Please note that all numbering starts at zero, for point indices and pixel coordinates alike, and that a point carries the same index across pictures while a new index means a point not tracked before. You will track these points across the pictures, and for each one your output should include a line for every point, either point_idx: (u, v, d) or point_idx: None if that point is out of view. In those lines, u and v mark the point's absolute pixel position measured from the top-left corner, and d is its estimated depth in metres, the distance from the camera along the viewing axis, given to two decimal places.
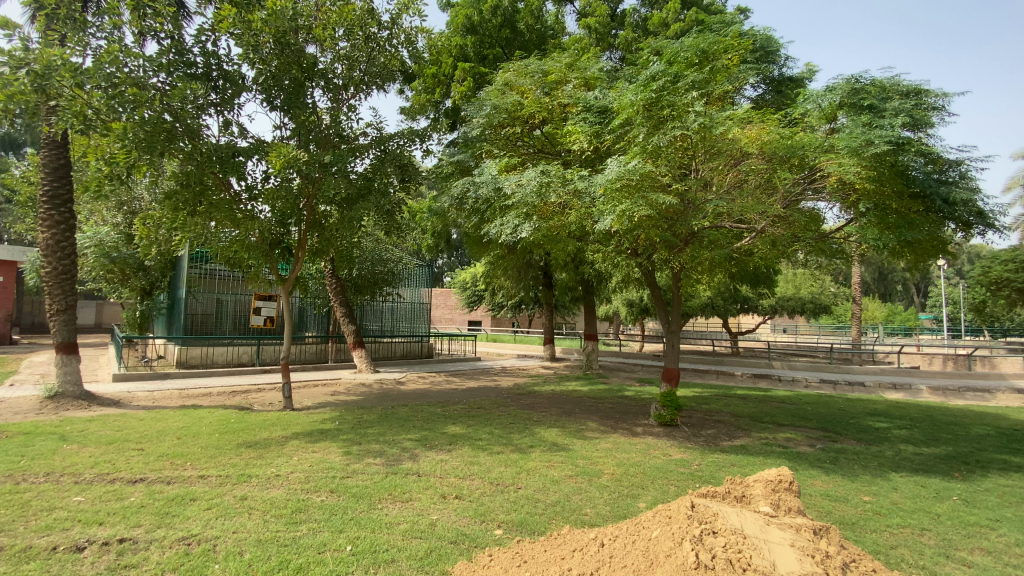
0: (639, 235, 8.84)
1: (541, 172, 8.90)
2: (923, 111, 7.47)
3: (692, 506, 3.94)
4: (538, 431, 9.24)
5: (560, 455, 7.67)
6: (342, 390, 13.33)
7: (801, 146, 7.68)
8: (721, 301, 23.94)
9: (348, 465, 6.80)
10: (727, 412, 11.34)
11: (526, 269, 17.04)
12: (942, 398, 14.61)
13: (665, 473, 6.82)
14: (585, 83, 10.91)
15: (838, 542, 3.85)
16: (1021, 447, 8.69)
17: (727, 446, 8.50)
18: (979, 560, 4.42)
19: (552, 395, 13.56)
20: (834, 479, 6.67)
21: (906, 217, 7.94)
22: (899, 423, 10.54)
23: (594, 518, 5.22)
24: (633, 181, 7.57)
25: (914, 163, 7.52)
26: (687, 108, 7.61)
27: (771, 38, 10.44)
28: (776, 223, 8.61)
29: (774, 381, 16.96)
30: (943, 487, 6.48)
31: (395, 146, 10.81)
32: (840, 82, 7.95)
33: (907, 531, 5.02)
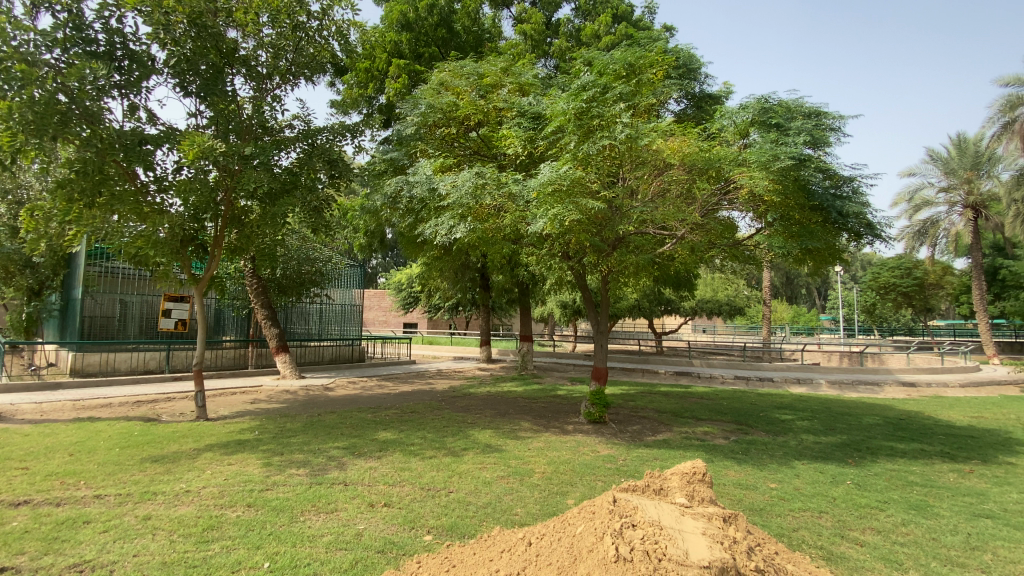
0: (570, 240, 9.12)
1: (476, 173, 8.88)
2: (822, 131, 8.25)
3: (614, 500, 4.09)
4: (471, 433, 9.20)
5: (494, 456, 7.69)
6: (264, 397, 12.57)
7: (718, 159, 8.21)
8: (647, 303, 25.13)
9: (269, 477, 6.42)
10: (652, 409, 11.89)
11: (462, 271, 16.95)
12: (839, 391, 16.22)
13: (593, 469, 7.03)
14: (519, 88, 11.09)
15: (745, 528, 4.14)
16: (902, 434, 9.81)
17: (651, 440, 8.91)
18: (870, 539, 4.91)
19: (487, 396, 13.59)
20: (745, 469, 7.18)
21: (807, 228, 8.73)
22: (802, 415, 11.58)
23: (524, 517, 5.27)
24: (564, 187, 7.76)
25: (814, 178, 8.26)
26: (614, 119, 7.95)
27: (693, 56, 11.12)
28: (694, 231, 9.14)
29: (695, 378, 18.06)
30: (837, 472, 7.16)
31: (323, 140, 10.40)
32: (752, 101, 8.61)
33: (807, 514, 5.50)
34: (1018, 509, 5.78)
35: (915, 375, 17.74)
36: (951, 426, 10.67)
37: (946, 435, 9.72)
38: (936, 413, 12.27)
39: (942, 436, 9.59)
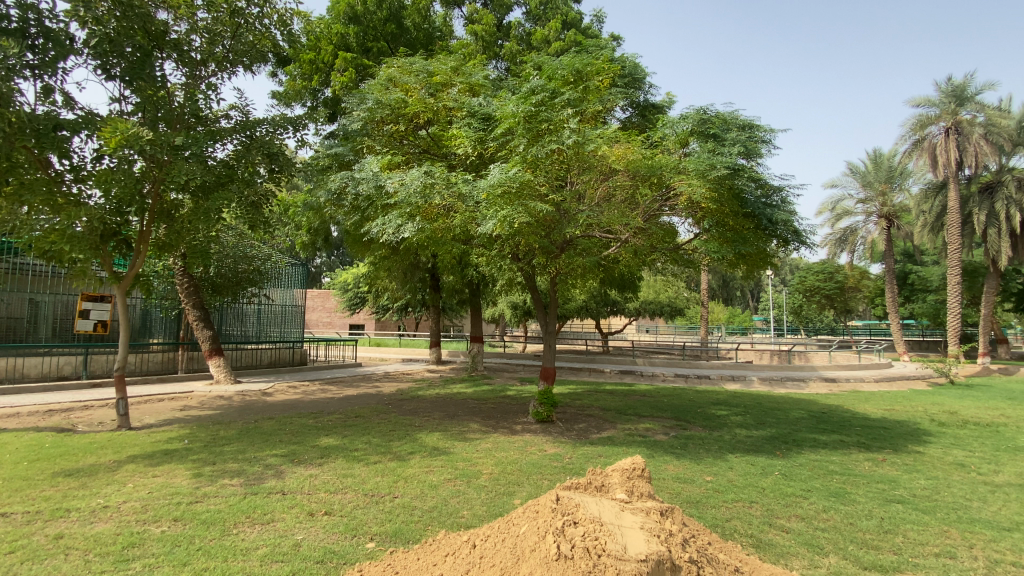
0: (519, 241, 9.19)
1: (425, 172, 8.78)
2: (755, 143, 8.76)
3: (557, 499, 4.15)
4: (419, 436, 9.07)
5: (441, 459, 7.62)
6: (195, 404, 11.81)
7: (660, 166, 8.51)
8: (594, 304, 25.75)
9: (198, 489, 6.04)
10: (598, 407, 12.17)
11: (411, 271, 16.66)
12: (770, 387, 17.25)
13: (539, 468, 7.11)
14: (469, 88, 11.05)
15: (680, 520, 4.31)
16: (824, 427, 10.56)
17: (596, 438, 9.13)
18: (794, 525, 5.26)
19: (436, 398, 13.44)
20: (683, 463, 7.50)
21: (740, 233, 9.25)
22: (736, 411, 12.25)
23: (470, 519, 5.26)
24: (513, 189, 7.83)
25: (747, 187, 8.75)
26: (562, 124, 8.10)
27: (638, 66, 11.54)
28: (637, 235, 9.44)
29: (638, 376, 18.66)
30: (767, 464, 7.61)
31: (263, 133, 9.91)
32: (692, 111, 9.01)
33: (740, 505, 5.80)
34: (922, 493, 6.35)
35: (836, 372, 19.16)
36: (867, 418, 11.60)
37: (862, 426, 10.55)
38: (854, 406, 13.31)
39: (859, 428, 10.40)
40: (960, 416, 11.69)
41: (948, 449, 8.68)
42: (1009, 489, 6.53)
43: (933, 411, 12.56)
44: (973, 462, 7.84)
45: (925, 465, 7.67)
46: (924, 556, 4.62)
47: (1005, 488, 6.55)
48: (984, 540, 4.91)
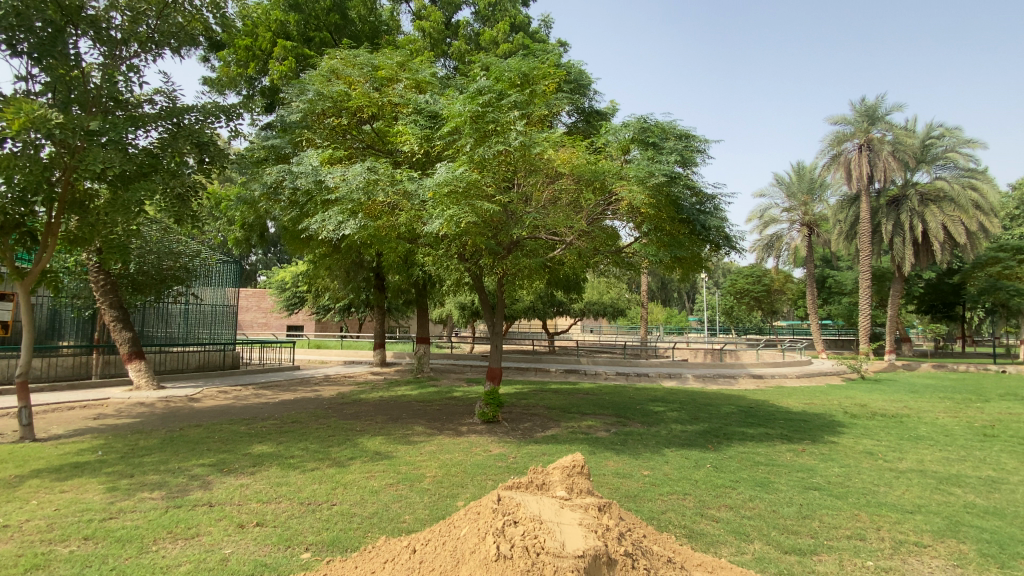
0: (466, 241, 9.16)
1: (368, 168, 8.59)
2: (691, 152, 9.21)
3: (498, 499, 4.18)
4: (360, 440, 8.83)
5: (383, 463, 7.45)
6: (112, 412, 10.89)
7: (603, 172, 8.74)
8: (541, 304, 26.10)
9: (113, 504, 5.57)
10: (542, 406, 12.34)
11: (354, 270, 16.20)
12: (704, 383, 18.19)
13: (484, 469, 7.12)
14: (416, 85, 10.86)
15: (617, 515, 4.44)
16: (752, 420, 11.26)
17: (540, 437, 9.25)
18: (724, 515, 5.56)
19: (379, 401, 13.14)
20: (623, 459, 7.75)
21: (676, 238, 9.71)
22: (672, 407, 12.83)
23: (412, 524, 5.18)
24: (459, 188, 7.80)
25: (683, 194, 9.18)
26: (509, 125, 8.14)
27: (584, 73, 11.85)
28: (581, 238, 9.66)
29: (582, 375, 19.09)
30: (700, 457, 8.02)
31: (192, 121, 9.28)
32: (633, 120, 9.34)
33: (674, 497, 6.07)
34: (837, 481, 6.90)
35: (763, 369, 20.49)
36: (789, 411, 12.49)
37: (785, 419, 11.35)
38: (779, 401, 14.28)
39: (782, 421, 11.17)
40: (869, 409, 12.83)
41: (859, 439, 9.48)
42: (910, 474, 7.21)
43: (846, 404, 13.70)
44: (880, 450, 8.61)
45: (839, 454, 8.34)
46: (837, 538, 5.01)
47: (907, 474, 7.24)
48: (890, 522, 5.38)
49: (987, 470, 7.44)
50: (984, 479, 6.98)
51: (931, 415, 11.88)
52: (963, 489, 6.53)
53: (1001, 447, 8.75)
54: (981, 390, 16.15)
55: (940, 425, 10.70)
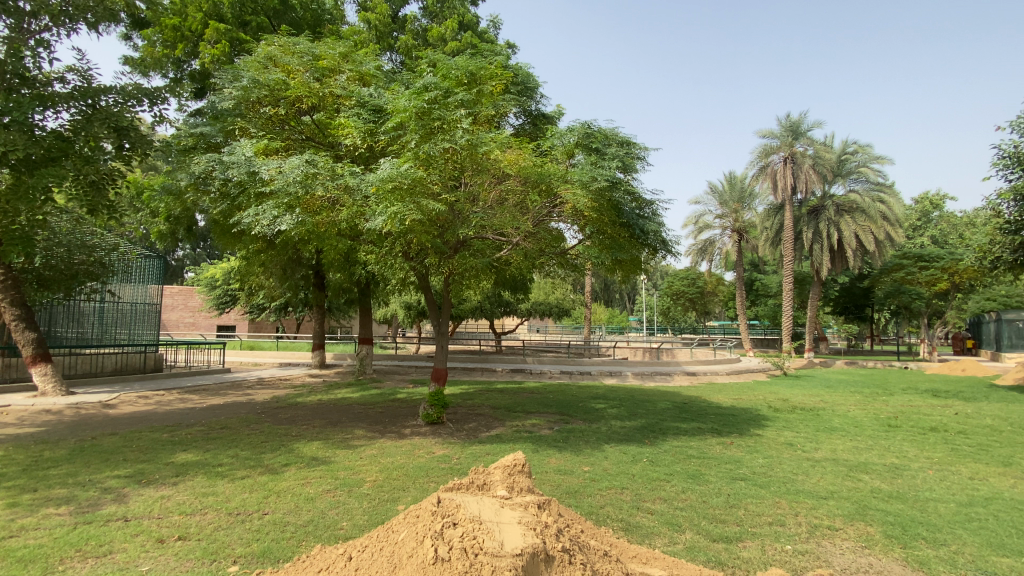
0: (411, 239, 9.00)
1: (307, 161, 8.29)
2: (631, 159, 9.53)
3: (438, 501, 4.14)
4: (296, 446, 8.47)
5: (320, 469, 7.18)
6: (11, 420, 9.83)
7: (549, 174, 8.86)
8: (488, 304, 26.13)
9: (11, 521, 5.03)
10: (487, 406, 12.31)
11: (292, 267, 15.53)
12: (643, 381, 18.90)
13: (426, 471, 7.03)
14: (359, 77, 10.58)
15: (556, 512, 4.52)
16: (686, 416, 11.80)
17: (485, 437, 9.25)
18: (658, 507, 5.80)
19: (317, 405, 12.63)
20: (564, 456, 7.89)
21: (617, 241, 10.02)
22: (612, 404, 13.23)
23: (349, 530, 5.02)
24: (404, 185, 7.69)
25: (623, 200, 9.49)
26: (455, 123, 8.09)
27: (530, 76, 11.99)
28: (527, 239, 9.76)
29: (527, 374, 19.27)
30: (638, 452, 8.31)
31: (110, 104, 8.55)
32: (577, 125, 9.55)
33: (613, 492, 6.25)
34: (761, 471, 7.36)
35: (697, 366, 21.54)
36: (719, 406, 13.21)
37: (716, 414, 12.01)
38: (711, 397, 15.05)
39: (714, 416, 11.78)
40: (790, 403, 13.82)
41: (781, 431, 10.16)
42: (824, 463, 7.84)
43: (770, 399, 14.69)
44: (799, 441, 9.29)
45: (763, 446, 8.90)
46: (760, 525, 5.35)
47: (822, 462, 7.86)
48: (806, 508, 5.81)
49: (890, 457, 8.20)
50: (888, 466, 7.70)
51: (843, 408, 12.95)
52: (870, 475, 7.16)
53: (902, 436, 9.67)
54: (885, 384, 17.80)
55: (851, 417, 11.68)
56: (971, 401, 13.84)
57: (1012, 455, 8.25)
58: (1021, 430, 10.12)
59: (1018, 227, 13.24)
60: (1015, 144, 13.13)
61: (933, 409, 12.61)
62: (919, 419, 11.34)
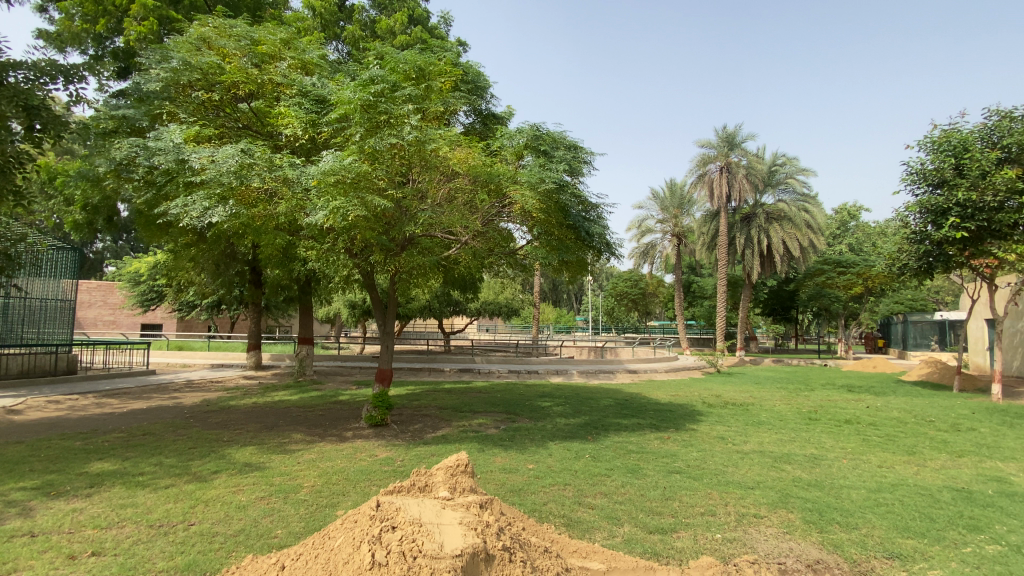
0: (355, 236, 8.73)
1: (242, 150, 7.90)
2: (578, 163, 9.69)
3: (378, 505, 4.05)
4: (228, 452, 8.00)
5: (253, 475, 6.82)
6: None
7: (498, 174, 8.86)
8: (437, 304, 25.76)
9: None
10: (433, 406, 12.16)
11: (226, 263, 14.68)
12: (587, 379, 19.30)
13: (368, 474, 6.83)
14: (302, 66, 10.17)
15: (498, 511, 4.52)
16: (627, 412, 12.17)
17: (430, 438, 9.13)
18: (599, 502, 5.93)
19: (252, 408, 12.00)
20: (509, 455, 7.92)
21: (564, 243, 10.16)
22: (557, 402, 13.44)
23: (284, 538, 4.80)
24: (347, 179, 7.50)
25: (570, 202, 9.62)
26: (403, 118, 7.95)
27: (481, 75, 11.96)
28: (476, 238, 9.71)
29: (476, 373, 19.19)
30: (580, 449, 8.48)
31: (18, 80, 7.75)
32: (527, 126, 9.63)
33: (556, 488, 6.35)
34: (695, 464, 7.71)
35: (639, 365, 22.30)
36: (658, 403, 13.75)
37: (654, 410, 12.48)
38: (650, 393, 15.62)
39: (652, 412, 12.24)
40: (722, 398, 14.59)
41: (714, 426, 10.69)
42: (753, 454, 8.32)
43: (705, 395, 15.45)
44: (730, 435, 9.82)
45: (697, 440, 9.33)
46: (693, 515, 5.59)
47: (750, 454, 8.35)
48: (736, 498, 6.14)
49: (810, 448, 8.82)
50: (808, 456, 8.28)
51: (770, 403, 13.81)
52: (792, 465, 7.68)
53: (821, 428, 10.44)
54: (807, 380, 19.14)
55: (776, 411, 12.48)
56: (880, 395, 15.14)
57: (914, 444, 9.09)
58: (920, 421, 11.19)
59: (922, 237, 14.59)
60: (921, 162, 14.45)
61: (849, 403, 13.69)
62: (836, 412, 12.28)
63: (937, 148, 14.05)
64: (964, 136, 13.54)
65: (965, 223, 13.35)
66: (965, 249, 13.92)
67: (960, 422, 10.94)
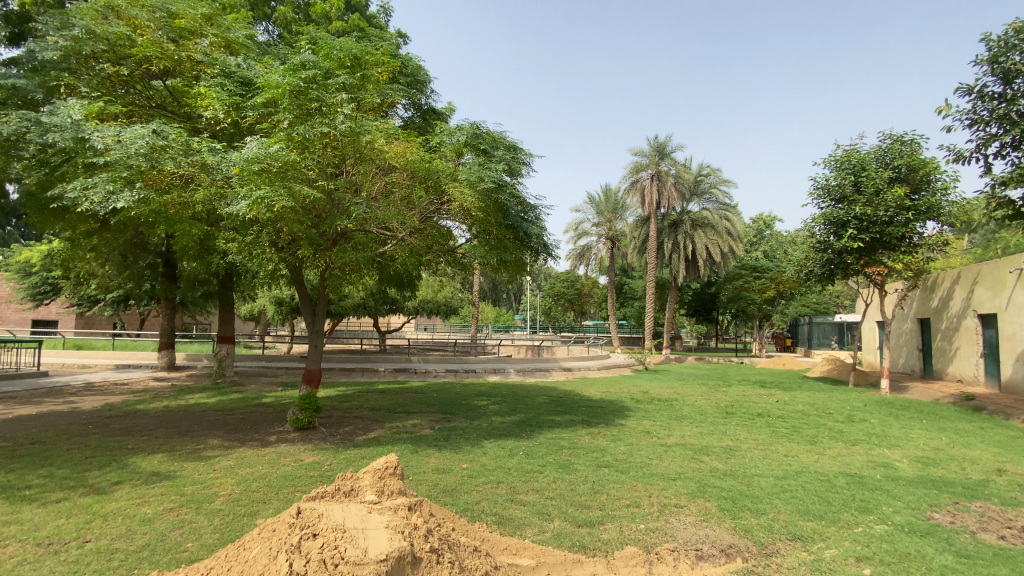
0: (281, 229, 8.26)
1: (154, 130, 7.27)
2: (517, 163, 9.78)
3: (297, 513, 3.87)
4: (133, 461, 7.31)
5: (161, 485, 6.27)
6: None
7: (436, 171, 8.72)
8: (372, 301, 25.03)
9: None
10: (366, 407, 11.80)
11: (134, 254, 13.51)
12: (523, 378, 19.48)
13: (292, 480, 6.49)
14: (226, 45, 9.53)
15: (427, 513, 4.45)
16: (561, 409, 12.42)
17: (361, 440, 8.83)
18: (532, 498, 6.00)
19: (163, 412, 11.06)
20: (443, 455, 7.81)
21: (502, 242, 10.17)
22: (493, 400, 13.45)
23: (196, 551, 4.45)
24: (273, 168, 7.13)
25: (509, 202, 9.66)
26: (335, 107, 7.63)
27: (421, 69, 11.75)
28: (413, 235, 9.50)
29: (411, 373, 18.80)
30: (514, 446, 8.55)
31: None
32: (466, 124, 9.56)
33: (488, 487, 6.34)
34: (622, 457, 7.99)
35: (573, 363, 22.87)
36: (590, 399, 14.14)
37: (586, 407, 12.82)
38: (583, 391, 16.03)
39: (584, 408, 12.58)
40: (649, 395, 15.26)
41: (641, 421, 11.15)
42: (675, 447, 8.76)
43: (634, 391, 16.08)
44: (655, 429, 10.29)
45: (626, 435, 9.69)
46: (620, 508, 5.79)
47: (673, 447, 8.78)
48: (659, 489, 6.43)
49: (726, 440, 9.42)
50: (725, 448, 8.84)
51: (693, 398, 14.62)
52: (710, 457, 8.17)
53: (736, 422, 11.18)
54: (726, 377, 20.45)
55: (697, 406, 13.24)
56: (788, 390, 16.49)
57: (815, 434, 9.95)
58: (821, 413, 12.28)
59: (826, 246, 16.05)
60: (826, 178, 15.85)
61: (761, 398, 14.78)
62: (750, 406, 13.21)
63: (840, 166, 15.49)
64: (861, 156, 15.01)
65: (861, 234, 14.79)
66: (861, 257, 15.42)
67: (855, 414, 12.12)
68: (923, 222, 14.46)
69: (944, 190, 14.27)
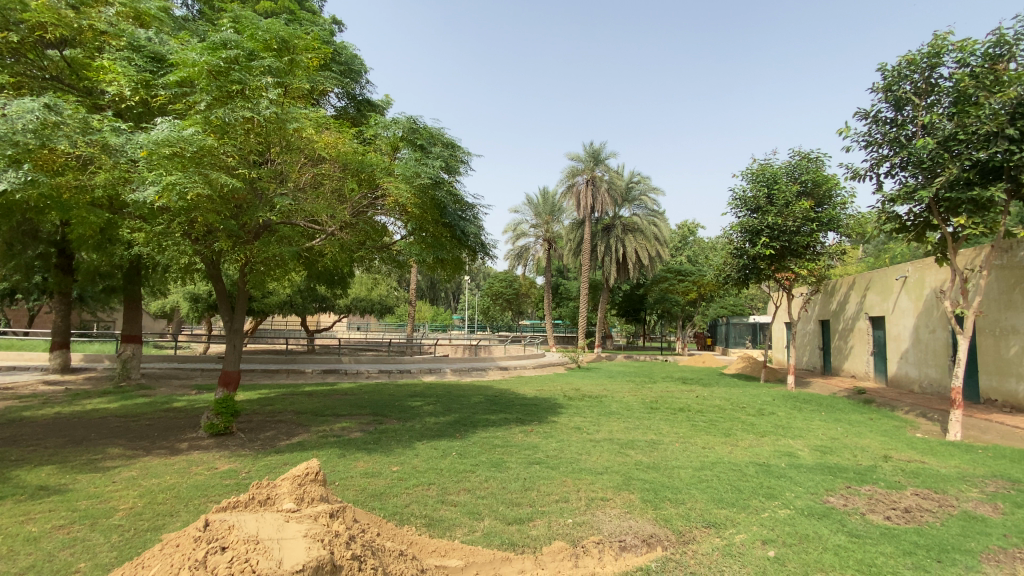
0: (196, 219, 7.67)
1: (45, 105, 6.51)
2: (455, 161, 9.69)
3: (204, 526, 3.59)
4: (14, 474, 6.50)
5: (50, 500, 5.61)
6: None
7: (370, 164, 8.44)
8: (300, 299, 23.89)
9: None
10: (290, 411, 11.23)
11: (21, 243, 12.13)
12: (459, 377, 19.36)
13: (204, 489, 6.04)
14: (135, 15, 8.73)
15: (349, 519, 4.29)
16: (495, 408, 12.48)
17: (284, 446, 8.39)
18: (462, 498, 5.96)
19: (53, 419, 9.92)
20: (373, 458, 7.58)
21: (438, 240, 10.01)
22: (427, 401, 13.25)
23: (90, 572, 4.02)
24: (186, 152, 6.64)
25: (446, 200, 9.51)
26: (259, 91, 7.19)
27: (354, 58, 11.38)
28: (344, 229, 9.17)
29: (342, 374, 18.10)
30: (447, 446, 8.46)
31: None
32: (403, 118, 9.35)
33: (419, 489, 6.23)
34: (553, 454, 8.14)
35: (509, 362, 23.05)
36: (524, 398, 14.29)
37: (520, 405, 12.95)
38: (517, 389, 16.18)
39: (518, 407, 12.70)
40: (581, 392, 15.70)
41: (572, 418, 11.42)
42: (604, 443, 9.05)
43: (567, 389, 16.48)
44: (585, 425, 10.58)
45: (557, 432, 9.89)
46: (549, 503, 5.90)
47: (601, 442, 9.08)
48: (587, 484, 6.61)
49: (651, 435, 9.86)
50: (650, 441, 9.26)
51: (621, 395, 15.18)
52: (636, 451, 8.52)
53: (661, 417, 11.74)
54: (652, 374, 21.42)
55: (625, 403, 13.78)
56: (708, 386, 17.56)
57: (730, 427, 10.66)
58: (736, 408, 13.18)
59: (742, 252, 17.23)
60: (743, 189, 17.02)
61: (683, 394, 15.63)
62: (673, 402, 13.94)
63: (755, 178, 16.68)
64: (773, 170, 16.23)
65: (772, 243, 16.02)
66: (772, 264, 16.71)
67: (765, 408, 13.11)
68: (824, 233, 15.91)
69: (842, 205, 15.78)
